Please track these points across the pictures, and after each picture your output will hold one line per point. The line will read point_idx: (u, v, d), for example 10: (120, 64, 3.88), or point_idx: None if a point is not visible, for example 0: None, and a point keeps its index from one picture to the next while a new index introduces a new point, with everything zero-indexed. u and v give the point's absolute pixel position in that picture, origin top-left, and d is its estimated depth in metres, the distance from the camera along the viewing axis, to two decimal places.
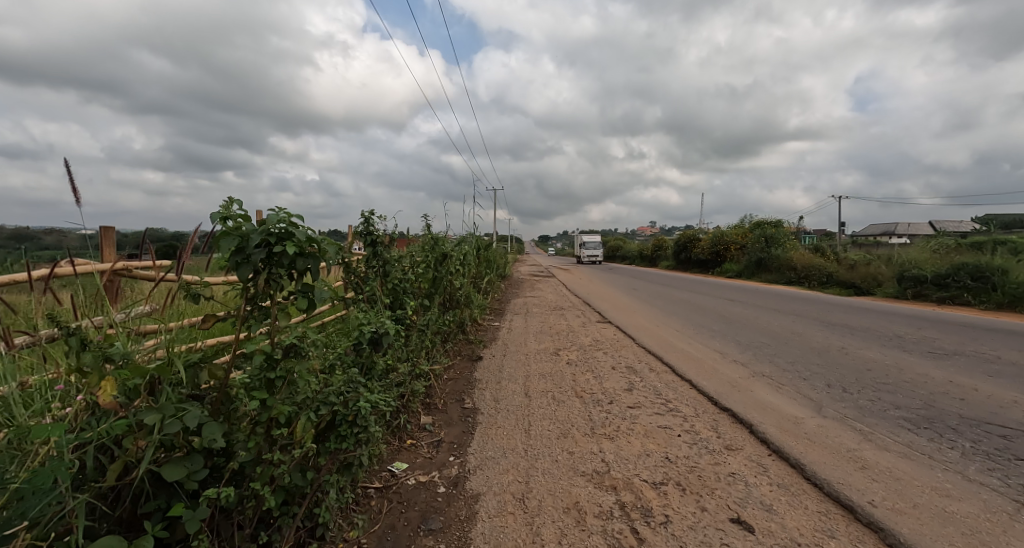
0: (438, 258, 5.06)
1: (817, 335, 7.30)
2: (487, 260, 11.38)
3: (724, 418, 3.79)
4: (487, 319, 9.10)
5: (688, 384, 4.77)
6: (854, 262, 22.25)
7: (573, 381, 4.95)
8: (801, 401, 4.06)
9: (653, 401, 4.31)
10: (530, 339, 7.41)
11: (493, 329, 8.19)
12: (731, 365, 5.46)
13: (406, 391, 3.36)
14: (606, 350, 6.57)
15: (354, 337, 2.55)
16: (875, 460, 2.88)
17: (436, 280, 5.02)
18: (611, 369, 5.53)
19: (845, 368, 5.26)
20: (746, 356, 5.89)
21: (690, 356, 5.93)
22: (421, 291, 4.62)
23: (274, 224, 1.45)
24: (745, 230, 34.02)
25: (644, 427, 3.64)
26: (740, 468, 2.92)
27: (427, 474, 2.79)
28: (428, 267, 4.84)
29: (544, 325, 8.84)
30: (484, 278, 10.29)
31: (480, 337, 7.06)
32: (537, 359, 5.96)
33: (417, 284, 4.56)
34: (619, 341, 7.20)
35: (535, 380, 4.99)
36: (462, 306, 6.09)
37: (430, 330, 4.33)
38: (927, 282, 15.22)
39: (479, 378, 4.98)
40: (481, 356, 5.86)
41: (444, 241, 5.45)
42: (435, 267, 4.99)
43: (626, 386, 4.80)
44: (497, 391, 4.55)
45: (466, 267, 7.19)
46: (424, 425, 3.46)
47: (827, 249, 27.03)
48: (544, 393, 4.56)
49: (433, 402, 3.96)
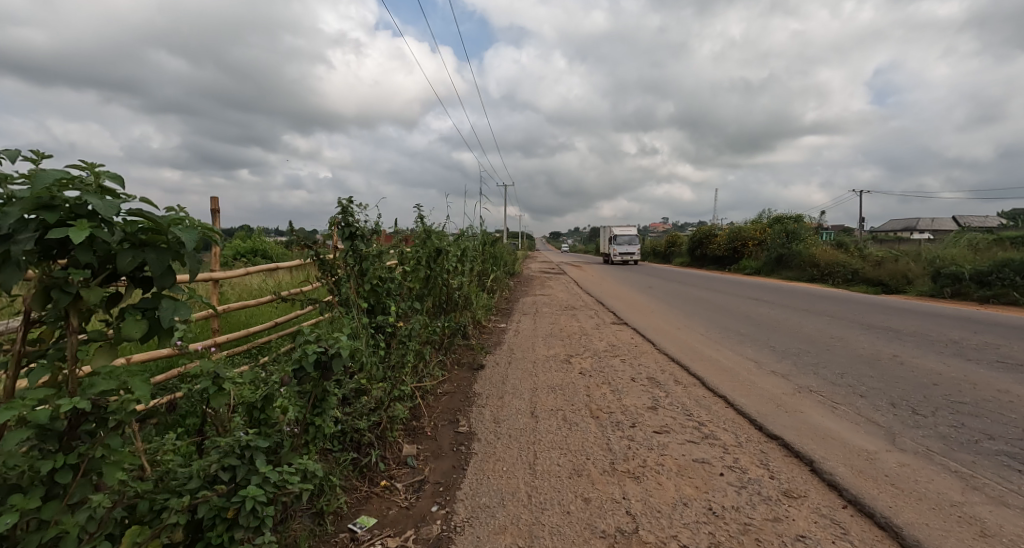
0: (432, 253, 4.42)
1: (862, 341, 6.51)
2: (494, 257, 10.74)
3: (774, 450, 3.08)
4: (493, 320, 8.46)
5: (722, 402, 4.08)
6: (882, 258, 21.18)
7: (587, 397, 4.29)
8: (867, 428, 3.33)
9: (683, 423, 3.62)
10: (538, 343, 6.75)
11: (500, 331, 7.54)
12: (770, 378, 4.73)
13: (381, 419, 2.72)
14: (624, 357, 5.89)
15: (294, 359, 1.90)
16: (994, 522, 2.16)
17: (428, 280, 4.40)
18: (630, 381, 4.85)
19: (907, 382, 4.49)
20: (786, 367, 5.15)
21: (721, 367, 5.22)
22: (409, 294, 3.99)
23: (40, 187, 1.05)
24: (763, 226, 32.93)
25: (675, 462, 2.96)
26: (809, 527, 2.22)
27: (399, 536, 2.11)
28: (420, 264, 4.22)
29: (555, 327, 8.15)
30: (490, 275, 9.67)
31: (483, 342, 6.42)
32: (546, 368, 5.31)
33: (405, 286, 3.93)
34: (637, 346, 6.51)
35: (544, 395, 4.32)
36: (462, 309, 5.45)
37: (418, 338, 3.71)
38: (967, 280, 14.24)
39: (479, 394, 4.33)
40: (484, 365, 5.22)
41: (440, 235, 4.82)
42: (428, 264, 4.36)
43: (649, 404, 4.11)
44: (498, 411, 3.89)
45: (469, 265, 6.56)
46: (404, 460, 2.80)
47: (852, 245, 25.92)
48: (553, 412, 3.91)
49: (420, 426, 3.33)
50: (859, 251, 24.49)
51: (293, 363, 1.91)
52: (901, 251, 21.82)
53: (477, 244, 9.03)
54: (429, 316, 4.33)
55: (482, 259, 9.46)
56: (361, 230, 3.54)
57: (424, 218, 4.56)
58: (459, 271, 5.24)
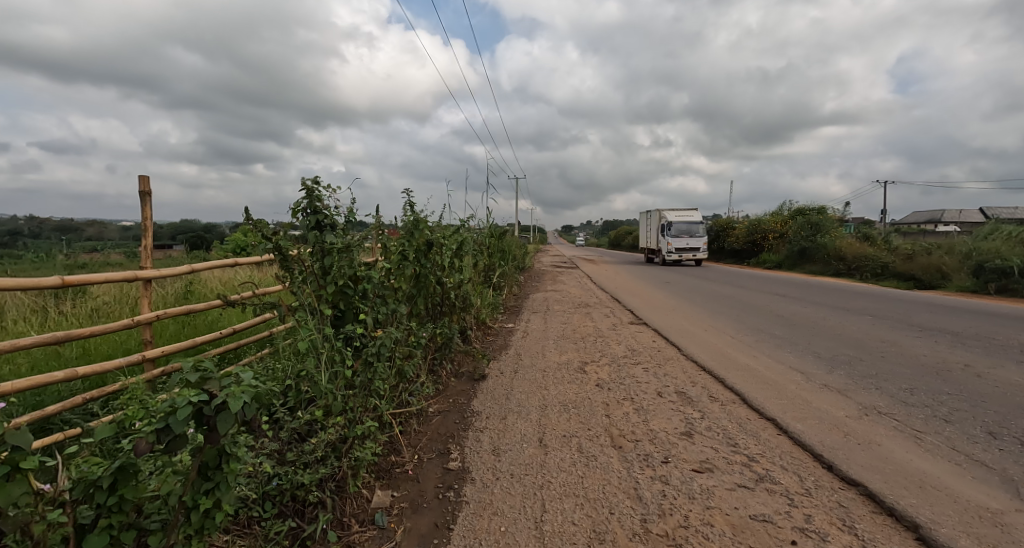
0: (422, 248, 3.75)
1: (920, 346, 5.69)
2: (501, 251, 10.06)
3: (856, 502, 2.35)
4: (500, 320, 7.81)
5: (772, 427, 3.34)
6: (914, 252, 20.03)
7: (605, 417, 3.61)
8: (974, 471, 2.57)
9: (727, 459, 2.90)
10: (549, 347, 6.08)
11: (506, 333, 6.87)
12: (823, 394, 3.98)
13: (336, 468, 2.06)
14: (645, 365, 5.17)
15: (159, 416, 1.18)
16: None
17: (418, 279, 3.76)
18: (656, 397, 4.15)
19: (998, 403, 3.69)
20: (839, 379, 4.38)
21: (760, 378, 4.47)
22: (391, 297, 3.32)
23: None
24: (784, 217, 31.68)
25: (727, 521, 2.25)
26: None
27: None
28: (406, 260, 3.55)
29: (567, 328, 7.44)
30: (497, 271, 9.02)
31: (487, 348, 5.77)
32: (558, 379, 4.64)
33: (384, 286, 3.26)
34: (659, 352, 5.79)
35: (554, 416, 3.64)
36: (461, 310, 4.80)
37: (400, 351, 3.07)
38: (1015, 274, 13.18)
39: (478, 413, 3.67)
40: (486, 375, 4.57)
41: (434, 227, 4.16)
42: (416, 260, 3.68)
43: (681, 429, 3.41)
44: (500, 439, 3.21)
45: (470, 260, 5.89)
46: (370, 518, 2.15)
47: (879, 237, 24.68)
48: (565, 438, 3.24)
49: (400, 463, 2.69)
50: (888, 244, 23.25)
51: (157, 419, 1.18)
52: (934, 244, 20.58)
53: (481, 238, 8.35)
54: (413, 323, 3.65)
55: (487, 253, 8.78)
56: (331, 218, 2.91)
57: (413, 205, 3.88)
58: (456, 267, 4.57)
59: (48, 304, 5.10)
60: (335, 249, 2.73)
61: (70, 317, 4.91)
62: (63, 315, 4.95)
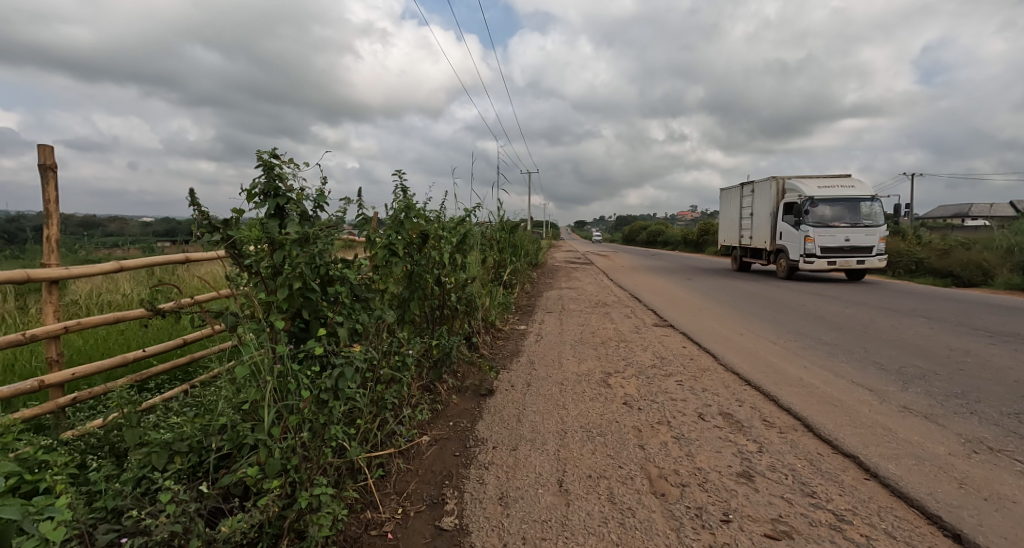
0: (414, 241, 3.09)
1: (1000, 356, 4.88)
2: (513, 246, 9.42)
3: None
4: (511, 321, 7.17)
5: (855, 468, 2.62)
6: (952, 246, 18.85)
7: (637, 450, 2.95)
8: None
9: (808, 518, 2.19)
10: (566, 355, 5.42)
11: (518, 337, 6.23)
12: (907, 419, 3.24)
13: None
14: (679, 378, 4.49)
15: None
16: None
17: (411, 279, 3.12)
18: (697, 421, 3.45)
19: None
20: (920, 400, 3.62)
21: (822, 397, 3.74)
22: (372, 301, 2.70)
23: None
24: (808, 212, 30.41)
25: None
26: None
27: None
28: (396, 255, 2.91)
29: (585, 331, 6.75)
30: (508, 268, 8.37)
31: (495, 356, 5.13)
32: (578, 396, 3.99)
33: (362, 289, 2.63)
34: (692, 361, 5.08)
35: (576, 447, 2.98)
36: (465, 315, 4.16)
37: (381, 370, 2.44)
38: None
39: (483, 443, 3.04)
40: (492, 392, 3.94)
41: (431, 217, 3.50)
42: (407, 253, 3.03)
43: (736, 468, 2.72)
44: (509, 480, 2.56)
45: (475, 256, 5.24)
46: None
47: (911, 232, 23.45)
48: (590, 480, 2.58)
49: (378, 521, 2.06)
50: (921, 239, 22.04)
51: None
52: (973, 239, 19.37)
53: (489, 232, 7.70)
54: (401, 334, 3.01)
55: (497, 248, 8.13)
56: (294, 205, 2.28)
57: (406, 190, 3.23)
58: (460, 264, 3.92)
59: (14, 302, 4.61)
60: (293, 240, 2.08)
61: (34, 316, 4.43)
62: (27, 313, 4.47)
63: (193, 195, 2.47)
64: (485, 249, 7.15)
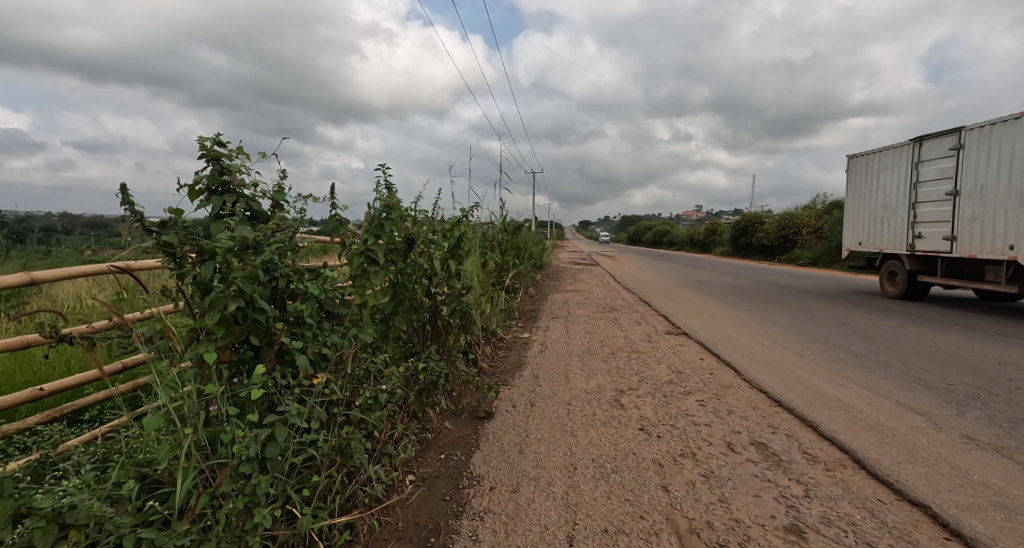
0: (398, 248, 2.66)
1: None
2: (516, 248, 8.98)
3: None
4: (514, 329, 6.72)
5: (931, 524, 2.15)
6: None
7: (660, 494, 2.50)
8: None
9: None
10: (574, 369, 4.97)
11: (521, 347, 5.77)
12: (977, 455, 2.76)
13: None
14: (700, 399, 4.03)
15: None
16: None
17: (395, 292, 2.69)
18: (727, 454, 2.98)
19: None
20: (985, 429, 3.14)
21: (868, 423, 3.27)
22: (344, 320, 2.29)
23: None
24: (819, 213, 29.78)
25: None
26: None
27: None
28: (376, 265, 2.48)
29: (593, 340, 6.30)
30: (512, 271, 7.92)
31: (496, 372, 4.69)
32: (587, 420, 3.55)
33: (332, 305, 2.23)
34: (712, 377, 4.61)
35: (588, 490, 2.53)
36: (462, 329, 3.73)
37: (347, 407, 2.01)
38: None
39: (478, 483, 2.59)
40: (490, 416, 3.50)
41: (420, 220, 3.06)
42: (389, 261, 2.58)
43: (784, 520, 2.25)
44: (509, 538, 2.09)
45: (473, 262, 4.80)
46: None
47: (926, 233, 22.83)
48: (608, 537, 2.12)
49: None
50: None
51: None
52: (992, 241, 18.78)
53: (490, 234, 7.27)
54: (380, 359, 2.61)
55: (498, 250, 7.69)
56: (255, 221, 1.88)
57: (389, 187, 2.79)
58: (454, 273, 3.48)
59: None
60: (227, 248, 1.63)
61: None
62: None
63: (124, 187, 2.01)
64: (485, 252, 6.70)
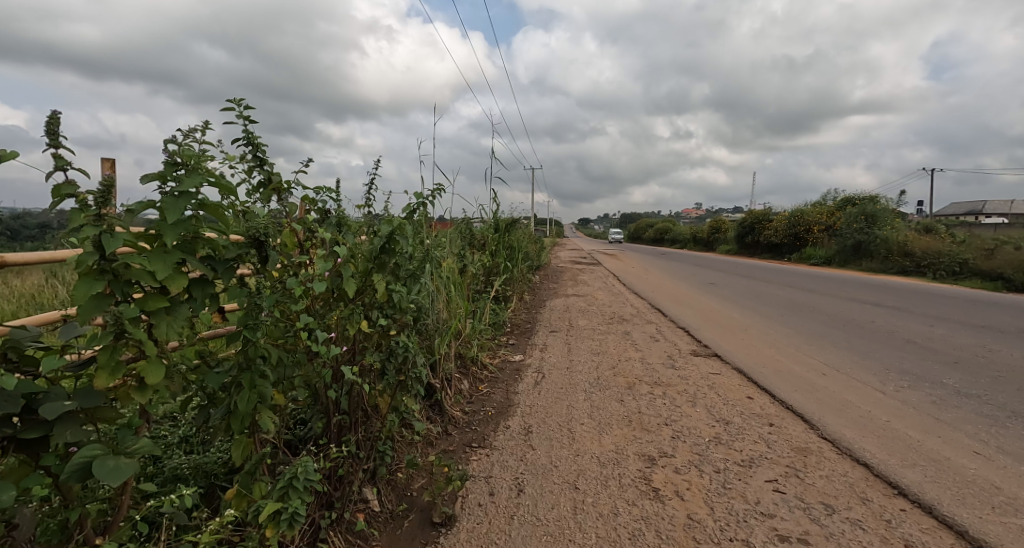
0: (233, 255, 1.28)
1: None
2: (509, 247, 7.64)
3: None
4: (503, 349, 5.38)
5: None
6: (997, 248, 17.07)
7: None
8: None
9: None
10: (579, 415, 3.65)
11: (511, 379, 4.44)
12: None
13: None
14: (771, 477, 2.70)
15: None
16: None
17: (248, 354, 1.36)
18: None
19: None
20: None
21: None
22: (60, 435, 0.97)
23: None
24: (831, 209, 28.39)
25: None
26: None
27: None
28: (167, 297, 1.13)
29: (602, 365, 4.97)
30: (503, 275, 6.58)
31: (472, 427, 3.36)
32: (603, 528, 2.23)
33: (15, 405, 0.92)
34: (775, 432, 3.29)
35: None
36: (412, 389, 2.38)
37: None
38: None
39: None
40: (449, 529, 2.17)
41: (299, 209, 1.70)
42: (205, 278, 1.22)
43: None
44: None
45: (434, 270, 3.46)
46: None
47: (947, 230, 21.49)
48: None
49: None
50: (957, 237, 20.14)
51: None
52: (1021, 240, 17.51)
53: (470, 228, 5.93)
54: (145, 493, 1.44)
55: (485, 251, 6.35)
56: None
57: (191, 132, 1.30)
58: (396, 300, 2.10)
59: None
60: None
61: None
62: None
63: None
64: (465, 253, 5.37)
